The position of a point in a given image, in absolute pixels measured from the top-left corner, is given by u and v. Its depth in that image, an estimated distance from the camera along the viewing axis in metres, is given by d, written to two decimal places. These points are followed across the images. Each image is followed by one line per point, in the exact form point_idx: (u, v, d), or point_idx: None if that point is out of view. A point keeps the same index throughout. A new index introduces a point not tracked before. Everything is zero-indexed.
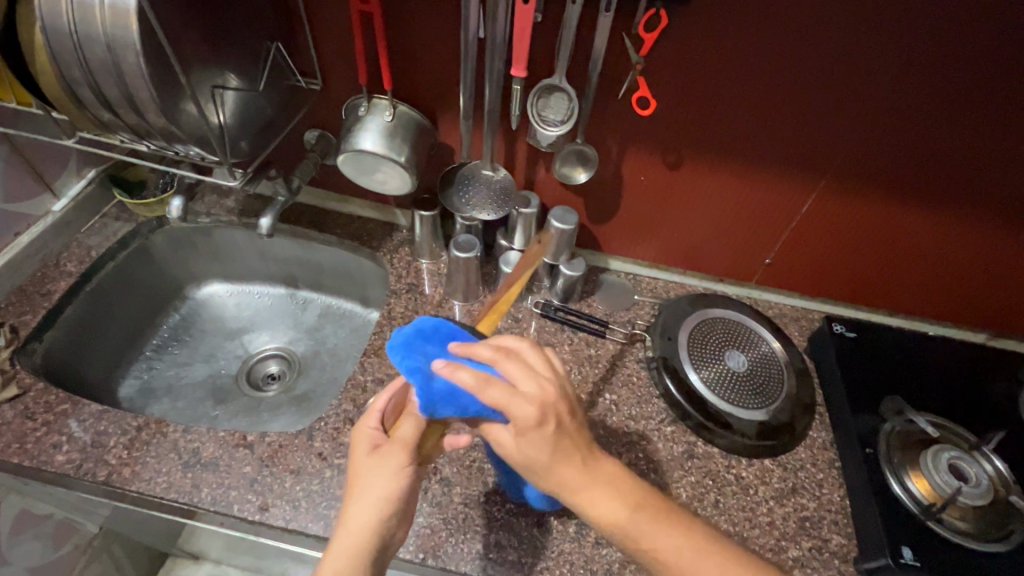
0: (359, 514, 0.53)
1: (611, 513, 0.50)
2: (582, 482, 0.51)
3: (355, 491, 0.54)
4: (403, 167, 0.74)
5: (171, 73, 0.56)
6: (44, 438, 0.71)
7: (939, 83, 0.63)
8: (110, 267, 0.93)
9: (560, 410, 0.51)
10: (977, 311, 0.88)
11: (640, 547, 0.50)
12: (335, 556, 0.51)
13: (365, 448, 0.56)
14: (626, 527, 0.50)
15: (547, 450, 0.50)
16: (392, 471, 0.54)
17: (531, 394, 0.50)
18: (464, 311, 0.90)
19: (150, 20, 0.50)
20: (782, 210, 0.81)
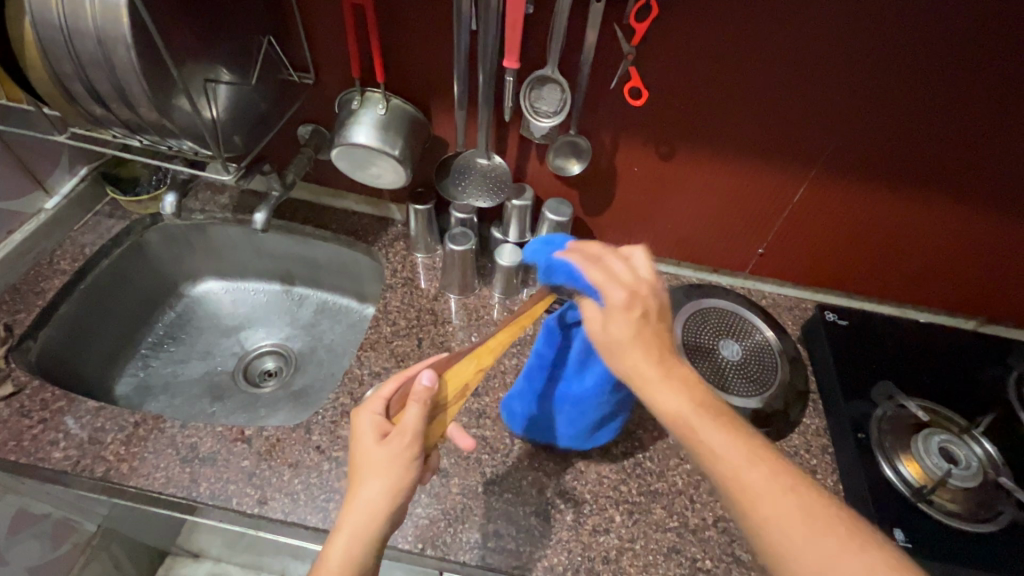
0: (364, 502, 0.51)
1: (671, 404, 0.45)
2: (651, 371, 0.47)
3: (359, 481, 0.52)
4: (397, 161, 0.74)
5: (163, 67, 0.56)
6: (40, 435, 0.70)
7: (926, 70, 0.63)
8: (103, 265, 0.93)
9: (649, 306, 0.50)
10: (967, 298, 0.89)
11: (694, 441, 0.44)
12: (339, 544, 0.50)
13: (371, 437, 0.54)
14: (683, 421, 0.45)
15: (632, 332, 0.48)
16: (398, 461, 0.52)
17: (624, 281, 0.50)
18: (460, 305, 0.91)
19: (141, 12, 0.50)
20: (774, 199, 0.81)
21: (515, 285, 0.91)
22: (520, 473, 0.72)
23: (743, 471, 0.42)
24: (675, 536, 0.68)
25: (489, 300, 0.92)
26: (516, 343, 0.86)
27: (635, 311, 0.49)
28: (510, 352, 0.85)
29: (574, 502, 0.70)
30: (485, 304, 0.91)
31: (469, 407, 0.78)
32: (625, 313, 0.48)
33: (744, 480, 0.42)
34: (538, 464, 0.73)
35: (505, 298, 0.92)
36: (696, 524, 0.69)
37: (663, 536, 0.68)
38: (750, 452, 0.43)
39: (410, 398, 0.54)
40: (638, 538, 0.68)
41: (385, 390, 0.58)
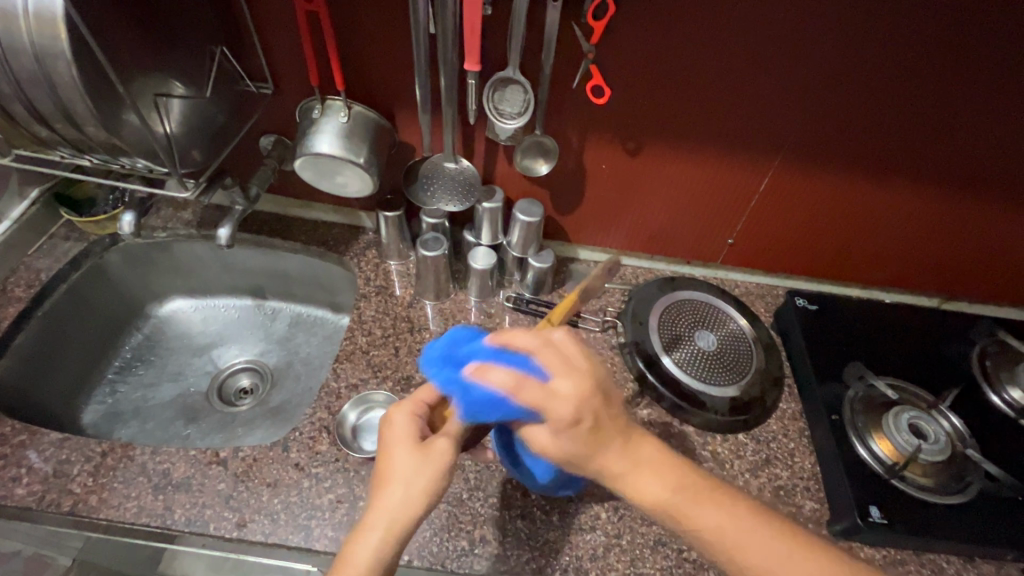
0: (399, 500, 0.50)
1: (654, 490, 0.49)
2: (625, 466, 0.49)
3: (391, 483, 0.51)
4: (363, 168, 0.73)
5: (109, 82, 0.54)
6: (1, 472, 0.67)
7: (879, 56, 0.65)
8: (61, 290, 0.89)
9: (597, 409, 0.48)
10: (930, 276, 0.92)
11: (692, 526, 0.49)
12: (369, 545, 0.49)
13: (410, 437, 0.54)
14: (664, 507, 0.49)
15: (585, 446, 0.48)
16: (433, 466, 0.52)
17: (569, 393, 0.47)
18: (436, 310, 0.90)
19: (78, 27, 0.48)
20: (741, 189, 0.82)
21: (490, 288, 0.91)
22: (504, 476, 0.72)
23: (732, 544, 0.48)
24: (660, 528, 0.69)
25: (466, 304, 0.91)
26: None
27: (586, 430, 0.48)
28: None
29: (559, 502, 0.70)
30: (461, 308, 0.91)
31: None
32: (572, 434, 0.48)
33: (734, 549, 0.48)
34: None
35: (481, 301, 0.92)
36: None
37: (649, 529, 0.69)
38: (736, 520, 0.49)
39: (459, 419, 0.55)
40: (624, 533, 0.68)
41: (421, 396, 0.58)
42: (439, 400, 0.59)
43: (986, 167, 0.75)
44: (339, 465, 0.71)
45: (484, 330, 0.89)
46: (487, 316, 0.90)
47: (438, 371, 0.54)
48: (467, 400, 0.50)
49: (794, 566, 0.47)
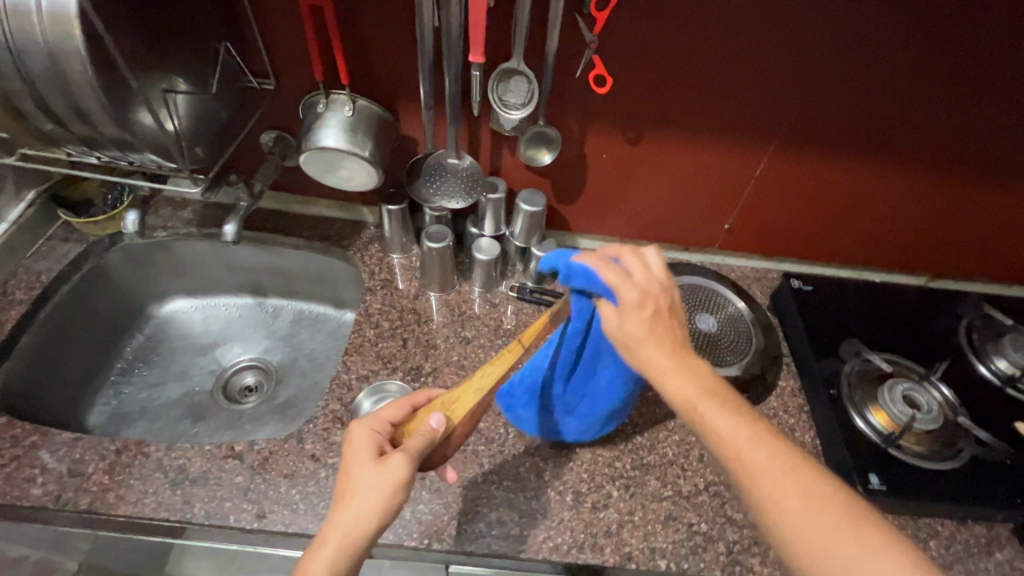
0: (354, 515, 0.50)
1: (686, 386, 0.49)
2: (669, 364, 0.50)
3: (348, 498, 0.51)
4: (368, 162, 0.73)
5: (121, 79, 0.54)
6: (15, 473, 0.67)
7: (869, 41, 0.67)
8: (63, 292, 0.88)
9: (661, 304, 0.53)
10: (918, 256, 0.96)
11: (708, 428, 0.48)
12: (320, 560, 0.49)
13: (369, 452, 0.55)
14: (688, 403, 0.49)
15: (643, 331, 0.51)
16: (391, 481, 0.52)
17: (640, 282, 0.53)
18: (442, 301, 0.92)
19: (93, 23, 0.49)
20: (738, 175, 0.85)
21: (494, 278, 0.92)
22: (517, 459, 0.73)
23: (746, 448, 0.46)
24: (670, 504, 0.71)
25: (471, 295, 0.93)
26: (501, 335, 0.88)
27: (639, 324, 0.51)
28: (496, 344, 0.87)
29: (572, 483, 0.72)
30: (466, 299, 0.92)
31: None
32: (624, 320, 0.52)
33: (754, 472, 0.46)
34: (534, 449, 0.74)
35: (486, 292, 0.93)
36: (691, 491, 0.72)
37: (659, 505, 0.71)
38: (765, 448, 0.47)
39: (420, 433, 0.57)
40: (636, 510, 0.70)
41: (387, 414, 0.61)
42: (404, 419, 0.62)
43: (969, 148, 0.78)
44: None
45: (490, 319, 0.90)
46: (492, 306, 0.92)
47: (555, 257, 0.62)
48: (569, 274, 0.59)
49: (802, 485, 0.45)
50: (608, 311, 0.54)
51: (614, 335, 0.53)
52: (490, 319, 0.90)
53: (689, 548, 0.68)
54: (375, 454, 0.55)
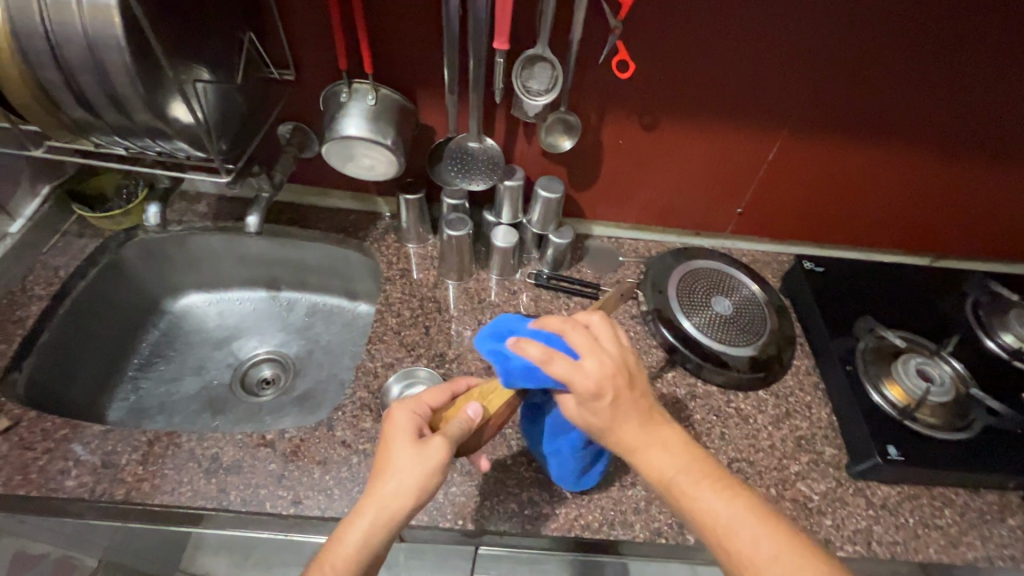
0: (393, 492, 0.53)
1: (665, 464, 0.53)
2: (639, 441, 0.54)
3: (386, 475, 0.54)
4: (390, 150, 0.74)
5: (155, 65, 0.55)
6: (48, 465, 0.67)
7: (882, 26, 0.69)
8: (81, 287, 0.88)
9: (619, 386, 0.53)
10: (923, 236, 0.98)
11: (689, 503, 0.52)
12: (358, 529, 0.52)
13: (409, 433, 0.57)
14: (668, 481, 0.53)
15: (606, 418, 0.54)
16: (426, 464, 0.54)
17: (590, 371, 0.53)
18: (461, 290, 0.92)
19: (133, 10, 0.49)
20: (751, 160, 0.86)
21: (511, 266, 0.93)
22: None
23: (727, 524, 0.49)
24: None
25: (489, 282, 0.94)
26: None
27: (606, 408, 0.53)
28: None
29: None
30: (485, 287, 0.93)
31: None
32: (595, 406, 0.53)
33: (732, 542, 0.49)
34: None
35: (503, 279, 0.94)
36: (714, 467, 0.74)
37: None
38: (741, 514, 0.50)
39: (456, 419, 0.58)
40: None
41: (430, 396, 0.62)
42: (444, 404, 0.62)
43: (977, 129, 0.80)
44: None
45: (509, 306, 0.91)
46: (510, 293, 0.93)
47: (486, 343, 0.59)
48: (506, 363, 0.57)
49: (783, 560, 0.47)
50: (568, 400, 0.56)
51: (579, 419, 0.56)
52: (510, 306, 0.91)
53: None
54: (415, 435, 0.57)
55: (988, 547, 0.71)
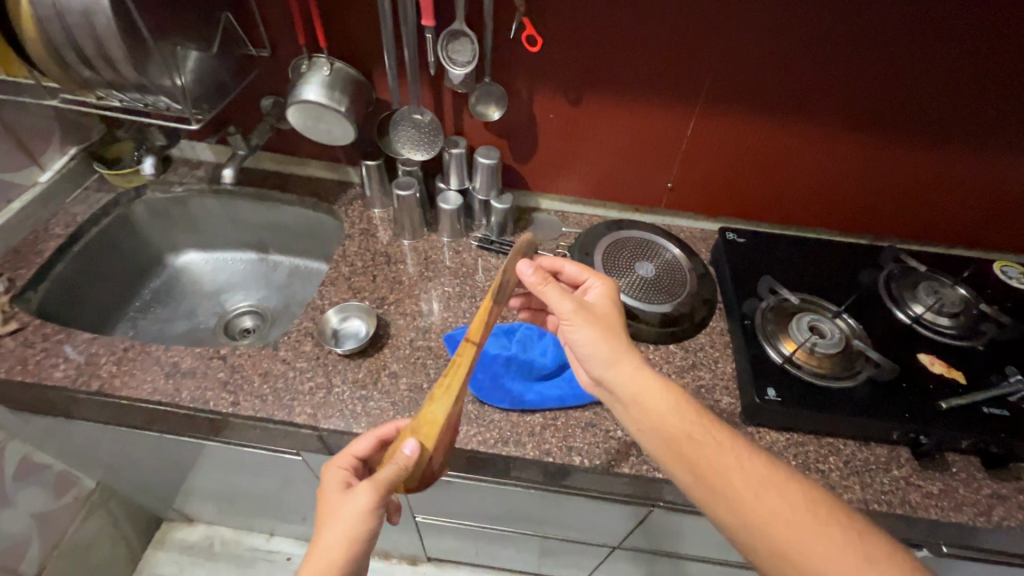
0: (324, 549, 0.56)
1: (672, 406, 0.67)
2: (644, 379, 0.68)
3: (323, 528, 0.58)
4: (343, 115, 0.87)
5: (135, 26, 0.69)
6: (44, 359, 0.82)
7: (769, 13, 0.77)
8: (93, 231, 1.04)
9: (613, 306, 0.74)
10: (853, 217, 1.03)
11: (700, 451, 0.64)
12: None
13: (338, 488, 0.63)
14: (680, 427, 0.66)
15: (604, 318, 0.71)
16: (358, 512, 0.58)
17: (602, 288, 0.76)
18: (412, 248, 1.03)
19: None
20: (673, 137, 0.94)
21: (458, 228, 1.04)
22: None
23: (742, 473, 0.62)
24: (592, 414, 0.80)
25: (438, 242, 1.05)
26: (460, 276, 0.99)
27: (610, 310, 0.73)
28: (455, 283, 0.98)
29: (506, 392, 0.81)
30: (433, 246, 1.04)
31: (417, 325, 0.90)
32: (597, 301, 0.74)
33: (758, 492, 0.61)
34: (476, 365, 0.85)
35: (452, 241, 1.05)
36: None
37: (581, 414, 0.80)
38: (769, 474, 0.63)
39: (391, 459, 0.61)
40: (560, 416, 0.80)
41: (356, 447, 0.68)
42: (374, 451, 0.69)
43: (881, 107, 0.85)
44: (319, 360, 0.84)
45: (452, 263, 1.01)
46: (455, 252, 1.03)
47: None
48: None
49: (799, 498, 0.60)
50: (566, 297, 0.71)
51: (574, 311, 0.71)
52: (452, 263, 1.01)
53: (603, 448, 0.77)
54: (343, 490, 0.62)
55: (866, 491, 0.73)
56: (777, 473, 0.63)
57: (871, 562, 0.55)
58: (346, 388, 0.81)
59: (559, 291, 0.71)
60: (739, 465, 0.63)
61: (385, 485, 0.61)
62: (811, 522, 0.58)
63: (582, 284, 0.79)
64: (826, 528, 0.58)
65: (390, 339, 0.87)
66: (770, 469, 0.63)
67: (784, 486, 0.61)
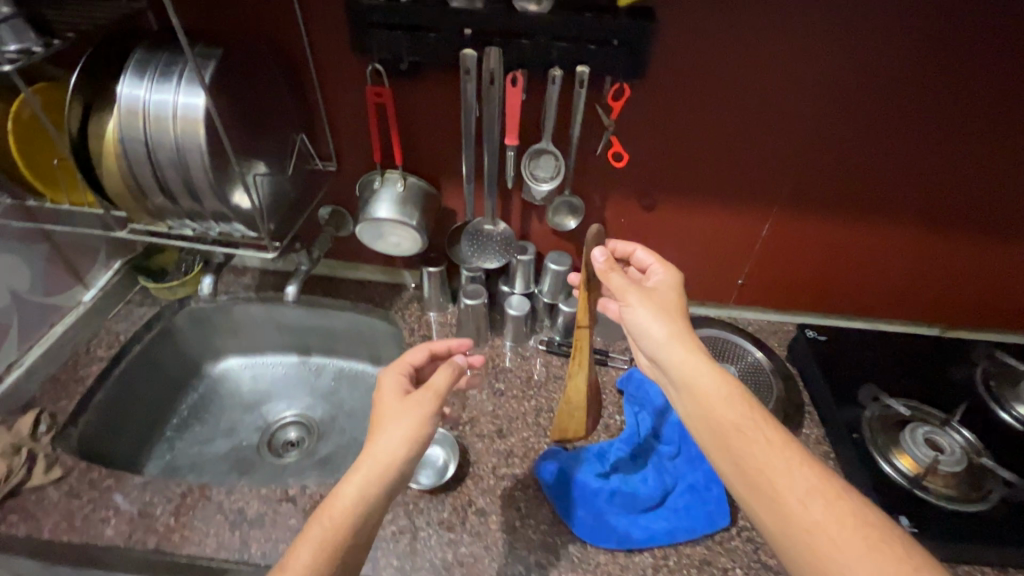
0: (383, 446, 0.59)
1: (724, 397, 0.61)
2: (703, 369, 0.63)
3: (381, 428, 0.62)
4: (416, 229, 0.84)
5: (226, 165, 0.67)
6: (92, 513, 0.73)
7: (849, 121, 0.78)
8: (136, 349, 0.98)
9: (679, 299, 0.71)
10: (926, 308, 1.01)
11: (744, 449, 0.58)
12: (353, 485, 0.58)
13: (395, 390, 0.67)
14: (727, 420, 0.60)
15: (666, 305, 0.69)
16: (417, 410, 0.63)
17: (667, 279, 0.73)
18: (476, 356, 0.98)
19: (214, 123, 0.62)
20: (747, 236, 0.93)
21: (524, 333, 0.99)
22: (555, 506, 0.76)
23: (786, 479, 0.55)
24: (704, 549, 0.73)
25: (502, 348, 1.00)
26: (532, 386, 0.94)
27: (676, 304, 0.70)
28: (529, 395, 0.92)
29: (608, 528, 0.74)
30: (498, 353, 0.99)
31: (497, 448, 0.84)
32: (659, 291, 0.71)
33: (803, 497, 0.53)
34: None
35: (516, 346, 1.00)
36: (724, 537, 0.74)
37: (694, 550, 0.73)
38: (822, 482, 0.54)
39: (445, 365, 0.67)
40: (671, 554, 0.72)
41: (410, 357, 0.73)
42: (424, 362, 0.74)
43: (959, 200, 0.85)
44: (399, 498, 0.76)
45: (521, 372, 0.96)
46: (522, 358, 0.98)
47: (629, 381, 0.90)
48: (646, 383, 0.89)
49: (849, 515, 0.51)
50: (622, 281, 0.69)
51: (631, 295, 0.69)
52: (522, 372, 0.96)
53: None
54: (399, 396, 0.66)
55: None
56: (830, 485, 0.54)
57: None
58: (433, 531, 0.73)
59: (625, 279, 0.69)
60: (787, 470, 0.55)
61: (440, 393, 0.65)
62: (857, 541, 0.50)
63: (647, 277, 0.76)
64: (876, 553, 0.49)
65: (472, 468, 0.81)
66: (823, 479, 0.54)
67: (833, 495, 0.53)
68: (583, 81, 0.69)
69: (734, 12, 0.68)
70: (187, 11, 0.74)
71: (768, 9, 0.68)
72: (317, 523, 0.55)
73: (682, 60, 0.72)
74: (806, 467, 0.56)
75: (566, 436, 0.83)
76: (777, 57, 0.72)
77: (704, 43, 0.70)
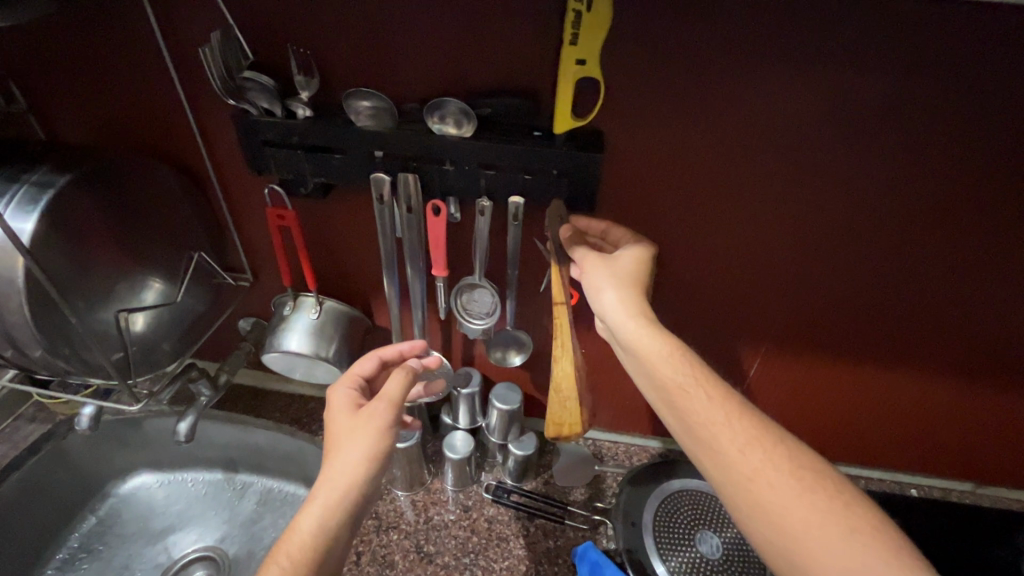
0: (338, 471, 0.51)
1: (683, 379, 0.51)
2: (656, 351, 0.52)
3: (335, 453, 0.53)
4: (332, 363, 0.71)
5: (58, 308, 0.55)
6: None
7: (848, 261, 0.63)
8: (12, 479, 0.83)
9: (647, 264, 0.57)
10: (953, 461, 0.83)
11: (700, 427, 0.50)
12: (312, 517, 0.50)
13: (347, 407, 0.58)
14: (682, 397, 0.50)
15: (629, 279, 0.56)
16: (372, 427, 0.54)
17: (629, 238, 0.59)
18: (408, 502, 0.82)
19: (34, 269, 0.51)
20: (731, 374, 0.78)
21: (469, 475, 0.83)
22: None
23: (747, 464, 0.47)
24: None
25: (440, 496, 0.83)
26: (469, 551, 0.77)
27: (632, 261, 0.57)
28: (463, 564, 0.75)
29: None
30: (436, 500, 0.83)
31: None
32: (623, 265, 0.57)
33: (758, 477, 0.46)
34: None
35: (457, 492, 0.84)
36: None
37: None
38: (775, 455, 0.47)
39: (397, 369, 0.58)
40: None
41: (359, 368, 0.63)
42: (376, 371, 0.65)
43: (988, 352, 0.69)
44: None
45: (461, 528, 0.79)
46: (464, 509, 0.82)
47: (584, 560, 0.73)
48: (603, 564, 0.71)
49: (810, 498, 0.45)
50: (584, 259, 0.57)
51: (587, 275, 0.56)
52: (462, 528, 0.79)
53: None
54: (353, 411, 0.57)
55: None
56: (779, 449, 0.48)
57: (856, 534, 0.43)
58: None
59: (583, 255, 0.57)
60: (740, 443, 0.48)
61: (395, 402, 0.56)
62: (817, 519, 0.44)
63: (610, 246, 0.61)
64: (846, 529, 0.43)
65: None
66: (773, 445, 0.48)
67: (788, 466, 0.47)
68: (518, 214, 0.57)
69: (698, 138, 0.56)
70: (63, 116, 0.64)
71: (740, 137, 0.55)
72: (276, 562, 0.48)
73: (637, 187, 0.60)
74: (769, 445, 0.48)
75: (561, 434, 0.62)
76: (756, 190, 0.59)
77: (664, 170, 0.59)
